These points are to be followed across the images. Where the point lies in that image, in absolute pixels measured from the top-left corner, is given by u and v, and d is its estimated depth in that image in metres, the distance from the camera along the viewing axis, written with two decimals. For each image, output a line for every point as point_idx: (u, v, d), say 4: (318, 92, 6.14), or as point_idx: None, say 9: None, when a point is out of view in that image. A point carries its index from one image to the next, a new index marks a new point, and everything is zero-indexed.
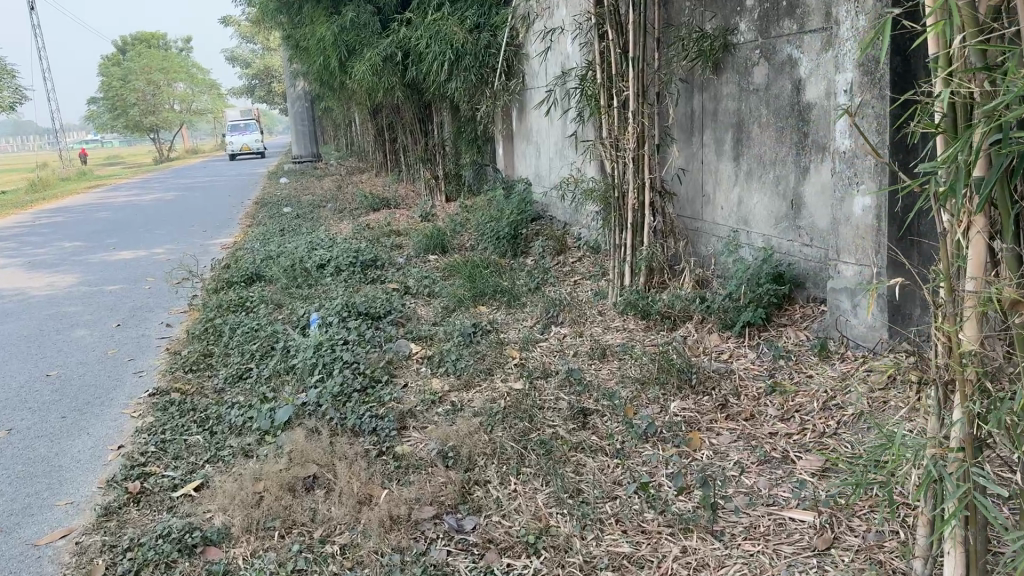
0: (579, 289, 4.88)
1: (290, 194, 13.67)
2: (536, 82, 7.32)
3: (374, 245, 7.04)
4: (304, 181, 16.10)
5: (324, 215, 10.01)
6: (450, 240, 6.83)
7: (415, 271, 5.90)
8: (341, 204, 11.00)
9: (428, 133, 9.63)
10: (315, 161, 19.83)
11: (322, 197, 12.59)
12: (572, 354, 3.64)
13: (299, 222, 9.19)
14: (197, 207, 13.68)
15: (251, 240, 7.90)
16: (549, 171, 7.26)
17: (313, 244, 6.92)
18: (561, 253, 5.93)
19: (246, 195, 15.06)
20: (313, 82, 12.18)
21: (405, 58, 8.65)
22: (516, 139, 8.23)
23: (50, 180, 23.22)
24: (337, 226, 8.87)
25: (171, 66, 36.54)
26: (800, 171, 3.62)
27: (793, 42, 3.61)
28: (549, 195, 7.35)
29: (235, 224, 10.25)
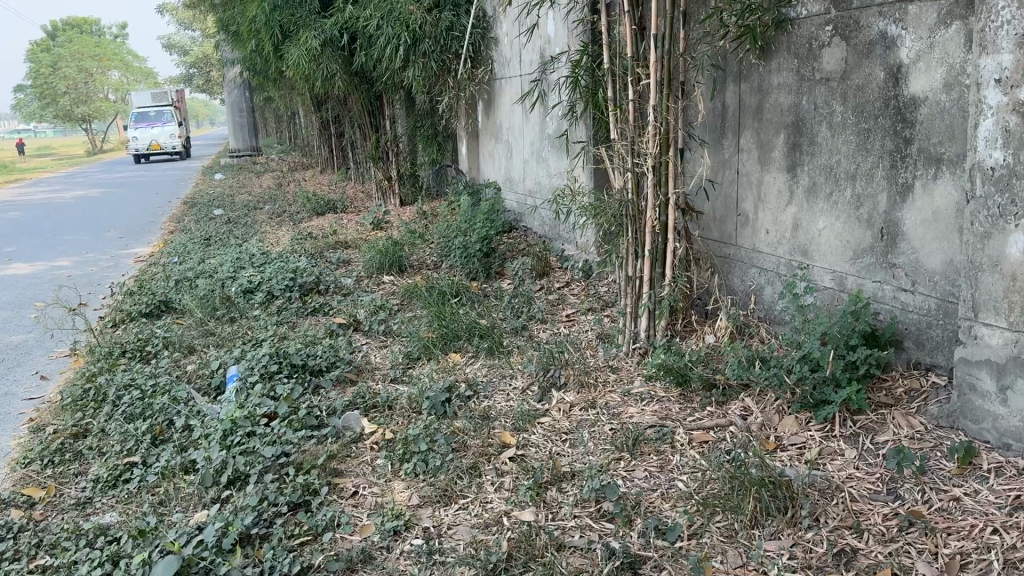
0: (577, 330, 3.88)
1: (224, 193, 12.39)
2: (507, 71, 6.30)
3: (317, 262, 5.95)
4: (241, 177, 14.79)
5: (261, 219, 8.84)
6: (408, 256, 5.77)
7: (368, 298, 4.83)
8: (280, 206, 9.82)
9: (380, 128, 8.53)
10: (255, 155, 18.46)
11: (260, 196, 11.40)
12: (590, 440, 2.65)
13: (232, 229, 8.01)
14: (119, 206, 12.33)
15: (171, 252, 6.71)
16: (524, 175, 6.27)
17: (242, 260, 5.78)
18: (544, 276, 4.93)
19: (176, 193, 13.74)
20: (248, 70, 10.95)
21: (350, 42, 7.53)
22: (482, 137, 7.20)
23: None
24: (276, 235, 7.72)
25: (101, 52, 34.46)
26: (897, 190, 2.67)
27: (887, 14, 2.65)
28: (523, 202, 6.36)
29: (158, 229, 8.98)
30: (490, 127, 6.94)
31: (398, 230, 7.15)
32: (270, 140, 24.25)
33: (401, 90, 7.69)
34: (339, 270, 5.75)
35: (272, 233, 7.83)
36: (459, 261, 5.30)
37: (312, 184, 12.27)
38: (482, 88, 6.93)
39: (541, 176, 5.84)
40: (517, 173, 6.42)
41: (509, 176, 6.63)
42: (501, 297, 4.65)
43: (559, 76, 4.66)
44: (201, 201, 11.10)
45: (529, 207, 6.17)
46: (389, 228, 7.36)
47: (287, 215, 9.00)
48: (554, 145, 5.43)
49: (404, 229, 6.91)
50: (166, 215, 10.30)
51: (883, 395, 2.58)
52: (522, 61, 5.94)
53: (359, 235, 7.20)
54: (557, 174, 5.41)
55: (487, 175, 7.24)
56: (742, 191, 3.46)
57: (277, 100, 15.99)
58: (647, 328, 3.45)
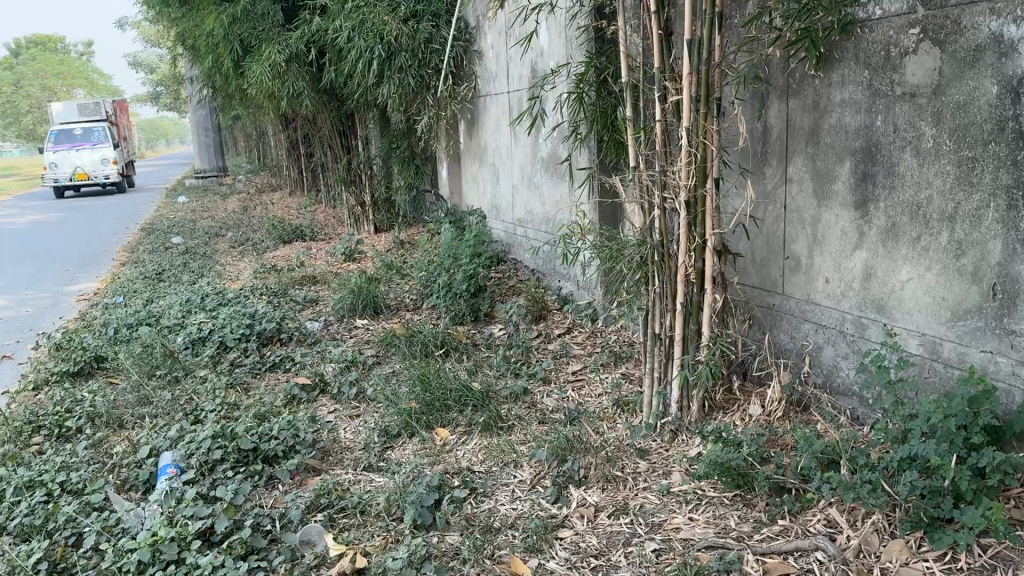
0: (588, 395, 3.23)
1: (187, 218, 11.62)
2: (494, 87, 5.70)
3: (280, 303, 5.26)
4: (206, 200, 14.03)
5: (222, 249, 8.13)
6: (384, 294, 5.10)
7: (338, 350, 4.16)
8: (244, 234, 9.09)
9: (352, 150, 7.88)
10: (222, 177, 17.68)
11: (224, 221, 10.68)
12: (628, 570, 2.00)
13: (189, 261, 7.28)
14: (73, 232, 11.53)
15: (117, 291, 5.98)
16: (512, 202, 5.64)
17: (192, 300, 5.08)
18: (540, 322, 4.27)
19: (136, 217, 12.95)
20: (211, 88, 10.26)
21: (318, 56, 6.90)
22: (464, 160, 6.58)
23: None
24: (237, 268, 7.01)
25: (66, 70, 33.46)
26: (1018, 236, 2.08)
27: (1001, 11, 2.07)
28: (511, 232, 5.73)
29: (109, 259, 8.23)
30: (473, 150, 6.32)
31: (372, 263, 6.48)
32: (239, 160, 23.48)
33: (375, 109, 7.04)
34: (305, 313, 5.06)
35: (233, 266, 7.12)
36: (442, 301, 4.63)
37: (281, 208, 11.56)
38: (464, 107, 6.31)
39: (533, 204, 5.23)
40: (505, 200, 5.79)
41: (496, 204, 6.00)
42: (493, 349, 3.99)
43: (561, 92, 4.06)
44: (160, 227, 10.34)
45: (519, 238, 5.54)
46: (361, 260, 6.69)
47: (252, 244, 8.28)
48: (550, 171, 4.82)
49: (378, 262, 6.23)
50: (121, 243, 9.53)
51: (1015, 509, 1.98)
52: (512, 76, 5.33)
53: (329, 267, 6.51)
54: (555, 203, 4.80)
55: (470, 202, 6.60)
56: (790, 230, 2.85)
57: (245, 118, 15.27)
58: (679, 400, 2.82)
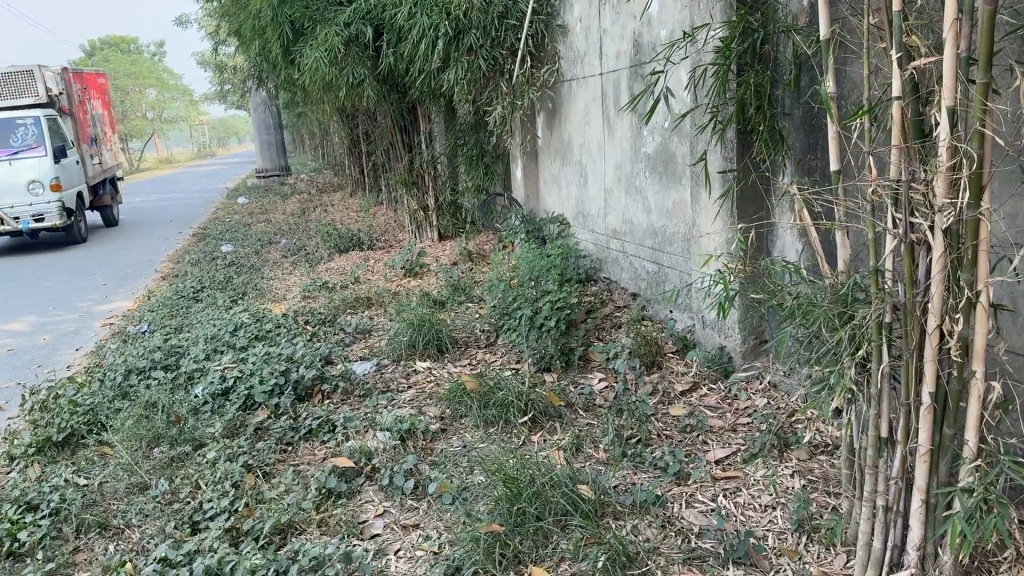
0: (751, 509, 2.22)
1: (242, 221, 10.90)
2: (583, 68, 4.68)
3: (325, 336, 4.35)
4: (264, 201, 13.36)
5: (272, 260, 7.31)
6: (452, 325, 4.14)
7: (392, 410, 3.21)
8: (297, 242, 8.27)
9: (415, 147, 6.96)
10: (284, 176, 17.06)
11: (280, 226, 9.91)
12: None
13: (233, 275, 6.46)
14: (126, 236, 10.94)
15: (145, 315, 5.16)
16: (604, 208, 4.62)
17: (221, 333, 4.20)
18: (654, 374, 3.24)
19: (193, 219, 12.34)
20: (266, 82, 9.49)
21: (376, 38, 5.99)
22: (542, 157, 5.58)
23: None
24: (284, 284, 6.15)
25: (137, 70, 33.58)
26: None
27: None
28: (601, 245, 4.71)
29: (152, 271, 7.50)
30: (555, 145, 5.30)
31: (435, 281, 5.53)
32: (302, 158, 22.96)
33: (441, 100, 6.10)
34: (356, 349, 4.14)
35: (280, 281, 6.27)
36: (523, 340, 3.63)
37: (340, 211, 10.75)
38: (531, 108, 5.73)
39: (633, 211, 4.20)
40: (594, 207, 4.77)
41: (582, 210, 4.98)
42: (595, 415, 2.99)
43: (690, 64, 3.02)
44: (212, 233, 9.62)
45: (613, 255, 4.51)
46: (423, 277, 5.75)
47: (303, 254, 7.44)
48: (662, 173, 3.81)
49: (444, 280, 5.29)
50: (169, 250, 8.80)
51: None
52: (608, 54, 4.32)
53: (385, 285, 5.59)
54: (668, 213, 3.78)
55: (549, 207, 5.60)
56: None
57: (306, 114, 14.57)
58: (920, 543, 1.79)
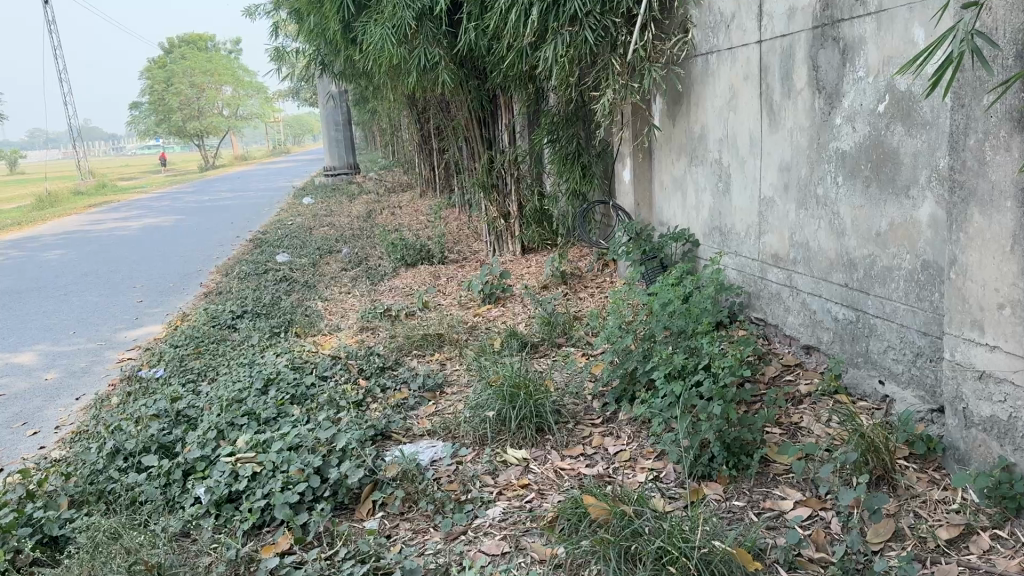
0: None
1: (302, 224, 9.99)
2: (730, 36, 3.50)
3: (384, 394, 3.27)
4: (330, 202, 12.47)
5: (329, 274, 6.31)
6: (553, 387, 3.00)
7: (477, 549, 2.10)
8: (360, 251, 7.26)
9: (496, 144, 5.84)
10: (353, 175, 16.22)
11: (344, 231, 8.95)
12: None
13: (281, 295, 5.47)
14: (180, 240, 10.14)
15: (167, 350, 4.18)
16: (753, 225, 3.43)
17: (246, 390, 3.16)
18: (888, 503, 2.05)
19: (253, 220, 11.52)
20: (331, 71, 8.52)
21: (453, 10, 4.90)
22: (655, 155, 4.40)
23: (53, 197, 19.94)
24: (341, 308, 5.12)
25: (212, 66, 33.48)
26: None
27: None
28: (745, 273, 3.51)
29: (195, 285, 6.57)
30: (677, 139, 4.11)
31: (523, 310, 4.42)
32: (373, 155, 22.17)
33: (529, 86, 4.96)
34: (423, 417, 3.05)
35: (336, 304, 5.24)
36: (665, 425, 2.48)
37: (409, 215, 9.74)
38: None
39: (808, 232, 3.01)
40: (737, 221, 3.57)
41: (716, 225, 3.76)
42: None
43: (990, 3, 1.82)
44: (269, 238, 8.72)
45: (768, 290, 3.30)
46: (506, 302, 4.64)
47: (366, 268, 6.40)
48: (870, 178, 2.63)
49: (535, 313, 4.16)
50: (220, 259, 7.90)
51: None
52: (774, 14, 3.12)
53: (460, 315, 4.50)
54: (882, 238, 2.60)
55: (664, 218, 4.41)
56: None
57: (376, 109, 13.65)
58: None
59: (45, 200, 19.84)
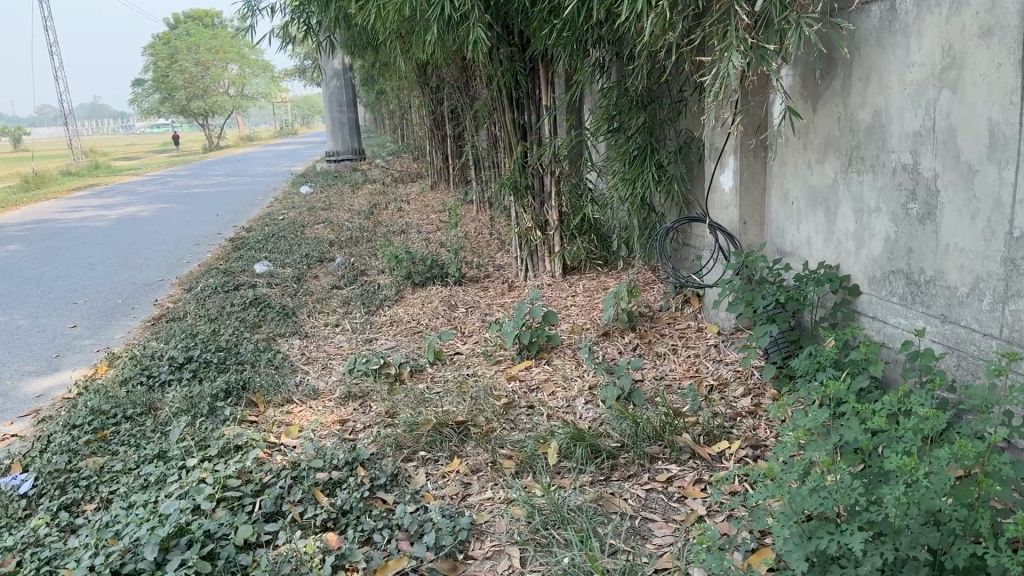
0: None
1: (295, 219, 8.62)
2: None
3: (367, 561, 1.88)
4: (330, 193, 11.12)
5: (317, 296, 4.95)
6: None
7: None
8: (358, 262, 5.90)
9: (530, 131, 4.46)
10: (359, 163, 14.70)
11: (342, 230, 7.60)
12: None
13: (247, 329, 4.12)
14: (155, 235, 8.79)
15: (56, 429, 2.83)
16: (991, 279, 2.06)
17: (127, 565, 1.81)
18: None
19: (243, 213, 10.18)
20: (334, 42, 7.17)
21: None
22: (776, 155, 3.03)
23: (39, 178, 18.58)
24: (324, 353, 3.77)
25: (218, 43, 32.03)
26: None
27: None
28: (970, 353, 2.16)
29: (150, 303, 5.23)
30: (822, 131, 2.73)
31: (578, 377, 3.06)
32: (383, 138, 20.73)
33: (591, 53, 3.60)
34: None
35: (318, 346, 3.89)
36: None
37: (420, 213, 8.39)
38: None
39: None
40: (948, 267, 2.21)
41: (898, 268, 2.41)
42: None
43: None
44: (253, 239, 7.37)
45: None
46: (553, 358, 3.28)
47: (363, 288, 5.05)
48: None
49: (601, 387, 2.80)
50: (191, 264, 6.56)
51: None
52: None
53: (487, 379, 3.15)
54: None
55: (786, 246, 3.04)
56: None
57: (387, 89, 12.26)
58: None
59: (32, 180, 18.49)
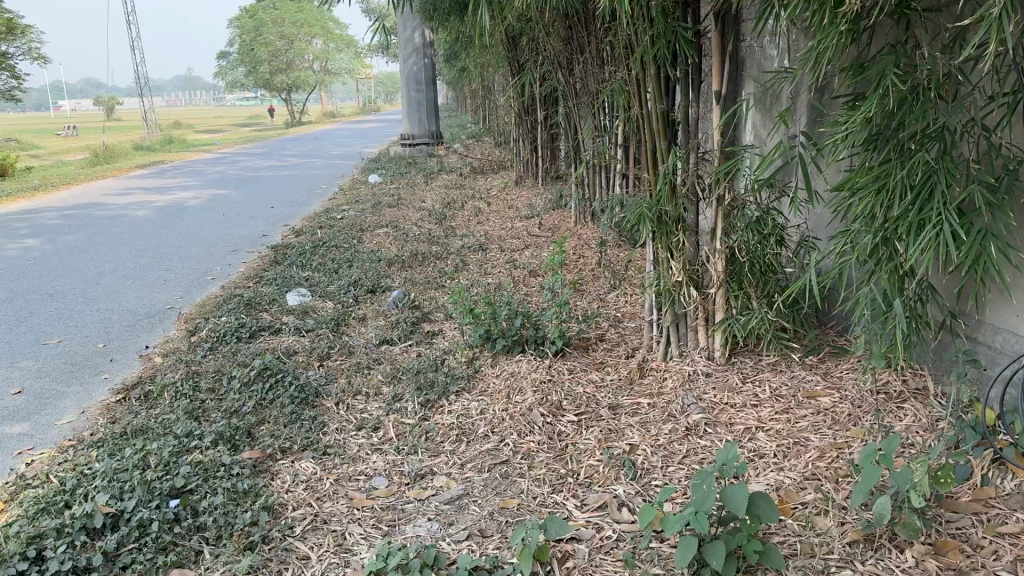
0: None
1: (356, 220, 7.17)
2: None
3: None
4: (402, 184, 9.68)
5: (357, 360, 3.45)
6: None
7: None
8: (422, 299, 4.37)
9: (689, 133, 2.84)
10: (436, 147, 13.24)
11: (407, 239, 6.11)
12: None
13: (236, 438, 2.64)
14: (194, 231, 7.48)
15: None
16: None
17: None
18: None
19: (302, 205, 8.83)
20: None
21: None
22: None
23: (110, 153, 17.75)
24: (343, 506, 2.25)
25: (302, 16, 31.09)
26: None
27: None
28: None
29: (135, 350, 3.83)
30: None
31: None
32: (466, 120, 19.21)
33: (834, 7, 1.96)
34: None
35: (339, 485, 2.38)
36: None
37: (504, 218, 6.85)
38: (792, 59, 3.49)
39: None
40: None
41: None
42: None
43: None
44: (297, 248, 5.95)
45: None
46: None
47: (425, 353, 3.52)
48: None
49: None
50: (214, 284, 5.17)
51: None
52: None
53: None
54: None
55: None
56: None
57: (471, 65, 10.71)
58: None
59: (100, 154, 17.71)
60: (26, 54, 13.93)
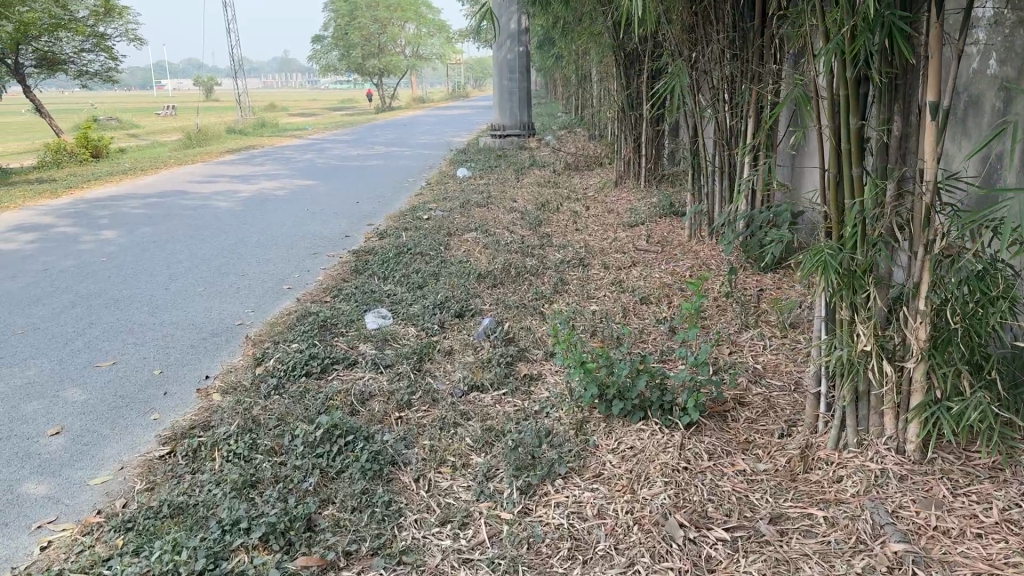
0: None
1: (443, 222, 6.63)
2: None
3: None
4: (492, 179, 9.11)
5: (442, 414, 2.88)
6: None
7: None
8: (518, 330, 3.76)
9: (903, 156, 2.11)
10: (527, 138, 12.61)
11: (499, 248, 5.53)
12: None
13: (293, 532, 2.10)
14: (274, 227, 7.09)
15: None
16: None
17: None
18: None
19: (387, 200, 8.36)
20: None
21: None
22: None
23: (202, 135, 17.81)
24: None
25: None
26: None
27: None
28: None
29: (194, 380, 3.36)
30: None
31: None
32: (557, 110, 18.52)
33: None
34: None
35: None
36: None
37: (605, 226, 6.18)
38: (1004, 61, 2.72)
39: None
40: None
41: None
42: None
43: None
44: (380, 254, 5.44)
45: None
46: None
47: (523, 409, 2.92)
48: None
49: None
50: (289, 295, 4.70)
51: None
52: None
53: None
54: None
55: None
56: None
57: (571, 53, 10.03)
58: None
59: (193, 137, 17.79)
60: (123, 35, 13.96)
